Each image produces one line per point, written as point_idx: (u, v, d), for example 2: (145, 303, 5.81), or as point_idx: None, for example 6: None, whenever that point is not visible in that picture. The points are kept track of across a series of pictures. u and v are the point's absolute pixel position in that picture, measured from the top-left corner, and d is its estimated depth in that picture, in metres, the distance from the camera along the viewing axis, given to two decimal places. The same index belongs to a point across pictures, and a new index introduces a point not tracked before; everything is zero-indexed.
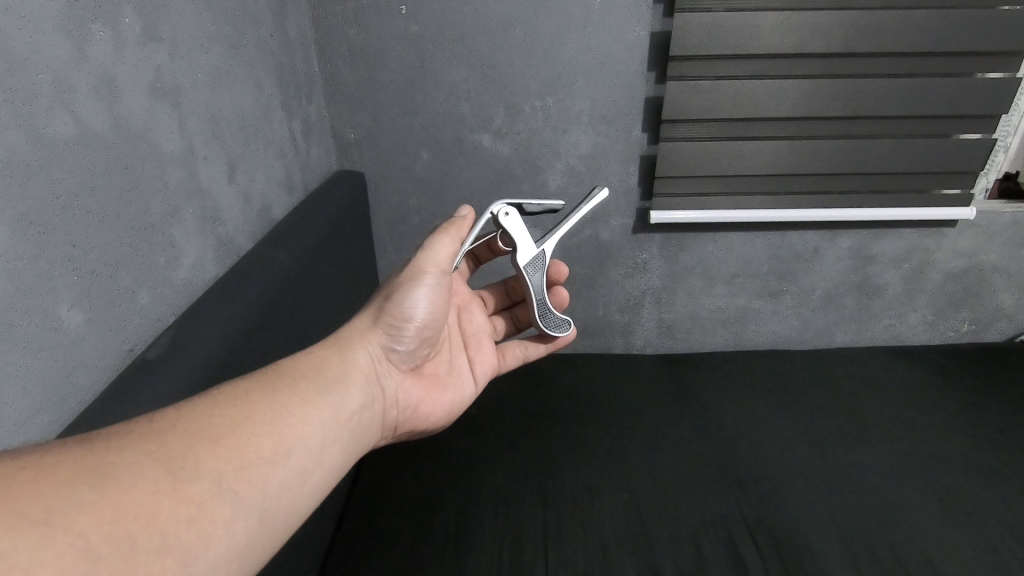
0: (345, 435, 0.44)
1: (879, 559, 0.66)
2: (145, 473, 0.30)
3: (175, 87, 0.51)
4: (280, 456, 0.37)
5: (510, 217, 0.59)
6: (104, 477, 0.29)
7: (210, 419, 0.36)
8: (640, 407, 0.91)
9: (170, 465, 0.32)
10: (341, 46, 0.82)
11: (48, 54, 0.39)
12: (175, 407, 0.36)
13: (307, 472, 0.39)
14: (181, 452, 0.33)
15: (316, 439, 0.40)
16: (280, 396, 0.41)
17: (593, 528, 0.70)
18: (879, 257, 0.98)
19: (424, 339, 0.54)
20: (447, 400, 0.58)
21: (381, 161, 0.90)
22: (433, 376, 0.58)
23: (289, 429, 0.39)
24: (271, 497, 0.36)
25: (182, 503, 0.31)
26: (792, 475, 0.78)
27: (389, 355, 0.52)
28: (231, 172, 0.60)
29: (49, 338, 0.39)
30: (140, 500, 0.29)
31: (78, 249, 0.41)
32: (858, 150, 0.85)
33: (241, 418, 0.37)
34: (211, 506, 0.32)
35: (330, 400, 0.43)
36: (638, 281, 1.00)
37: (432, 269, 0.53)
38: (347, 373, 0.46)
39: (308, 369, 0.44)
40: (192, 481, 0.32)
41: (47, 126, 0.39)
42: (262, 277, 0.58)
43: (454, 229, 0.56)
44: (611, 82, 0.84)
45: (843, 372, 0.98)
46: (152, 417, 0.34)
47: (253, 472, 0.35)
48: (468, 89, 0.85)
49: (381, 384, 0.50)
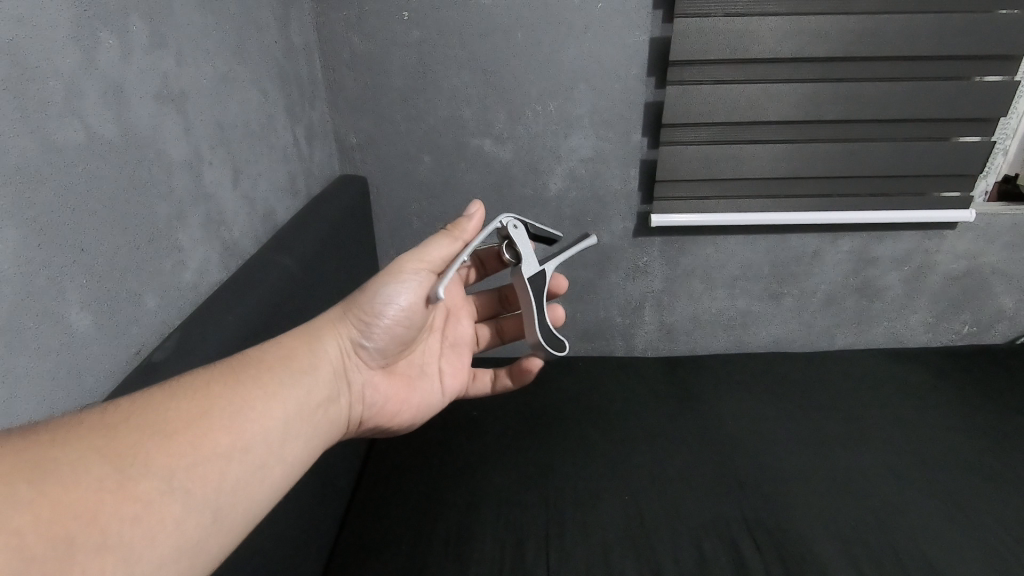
0: (308, 428, 0.44)
1: (872, 556, 0.67)
2: (89, 472, 0.31)
3: (182, 93, 0.52)
4: (236, 451, 0.38)
5: (517, 230, 0.59)
6: (44, 474, 0.30)
7: (166, 410, 0.36)
8: (642, 408, 0.91)
9: (117, 463, 0.32)
10: (346, 55, 0.83)
11: (60, 61, 0.39)
12: (128, 398, 0.36)
13: (263, 470, 0.40)
14: (129, 449, 0.33)
15: (274, 436, 0.41)
16: (241, 389, 0.41)
17: (592, 527, 0.71)
18: (880, 260, 0.98)
19: (398, 339, 0.54)
20: (414, 402, 0.58)
21: (384, 167, 0.91)
22: (405, 377, 0.57)
23: (247, 423, 0.40)
24: (225, 494, 0.37)
25: (126, 502, 0.31)
26: (784, 473, 0.78)
27: (357, 351, 0.52)
28: (236, 177, 0.61)
29: (61, 340, 0.40)
30: (80, 498, 0.30)
31: (90, 254, 0.42)
32: (849, 154, 0.86)
33: (199, 412, 0.38)
34: (158, 506, 0.33)
35: (294, 393, 0.44)
36: (635, 284, 1.01)
37: (416, 266, 0.53)
38: (314, 365, 0.47)
39: (274, 362, 0.45)
40: (139, 480, 0.32)
41: (58, 132, 0.39)
42: (266, 280, 0.59)
43: (456, 233, 0.57)
44: (610, 87, 0.84)
45: (844, 376, 0.98)
46: (106, 409, 0.35)
47: (208, 470, 0.36)
48: (471, 95, 0.85)
49: (349, 376, 0.51)
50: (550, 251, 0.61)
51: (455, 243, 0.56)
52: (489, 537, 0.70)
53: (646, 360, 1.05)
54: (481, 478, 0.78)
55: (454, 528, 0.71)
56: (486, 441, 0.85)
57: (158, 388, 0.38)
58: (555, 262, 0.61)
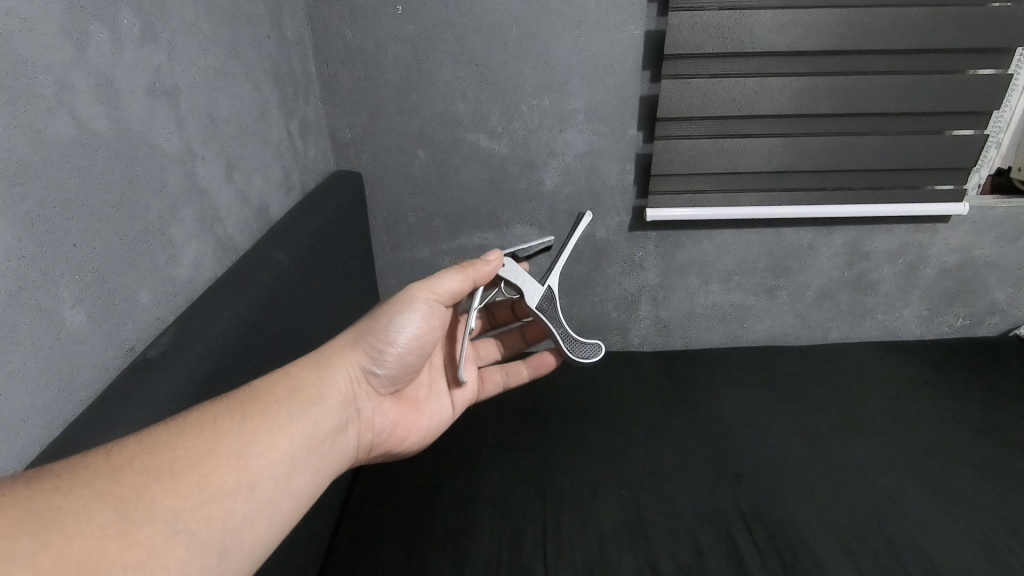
0: (315, 459, 0.45)
1: (866, 547, 0.67)
2: (91, 519, 0.31)
3: (174, 87, 0.52)
4: (243, 488, 0.38)
5: (507, 268, 0.62)
6: (47, 524, 0.30)
7: (171, 448, 0.36)
8: (637, 402, 0.91)
9: (120, 507, 0.32)
10: (339, 50, 0.82)
11: (50, 55, 0.39)
12: (135, 436, 0.36)
13: (270, 505, 0.40)
14: (134, 492, 0.33)
15: (280, 472, 0.41)
16: (249, 423, 0.41)
17: (588, 521, 0.71)
18: (873, 253, 0.98)
19: (404, 366, 0.56)
20: (422, 424, 0.61)
21: (378, 162, 0.91)
22: (412, 401, 0.60)
23: (254, 460, 0.40)
24: (230, 533, 0.37)
25: (130, 549, 0.31)
26: (779, 465, 0.79)
27: (369, 375, 0.53)
28: (229, 172, 0.61)
29: (54, 338, 0.39)
30: (82, 548, 0.30)
31: (82, 250, 0.41)
32: (842, 148, 0.86)
33: (206, 449, 0.38)
34: (162, 549, 0.33)
35: (303, 425, 0.44)
36: (630, 278, 1.01)
37: (426, 294, 0.55)
38: (322, 395, 0.48)
39: (282, 394, 0.45)
40: (142, 524, 0.32)
41: (48, 127, 0.39)
42: (261, 277, 0.58)
43: (471, 270, 0.58)
44: (605, 81, 0.84)
45: (833, 371, 0.99)
46: (112, 448, 0.35)
47: (215, 508, 0.36)
48: (465, 90, 0.85)
49: (359, 404, 0.52)
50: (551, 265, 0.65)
51: (467, 278, 0.58)
52: (486, 532, 0.70)
53: (641, 354, 1.05)
54: (478, 474, 0.78)
55: (450, 524, 0.71)
56: (483, 436, 0.85)
57: (165, 424, 0.38)
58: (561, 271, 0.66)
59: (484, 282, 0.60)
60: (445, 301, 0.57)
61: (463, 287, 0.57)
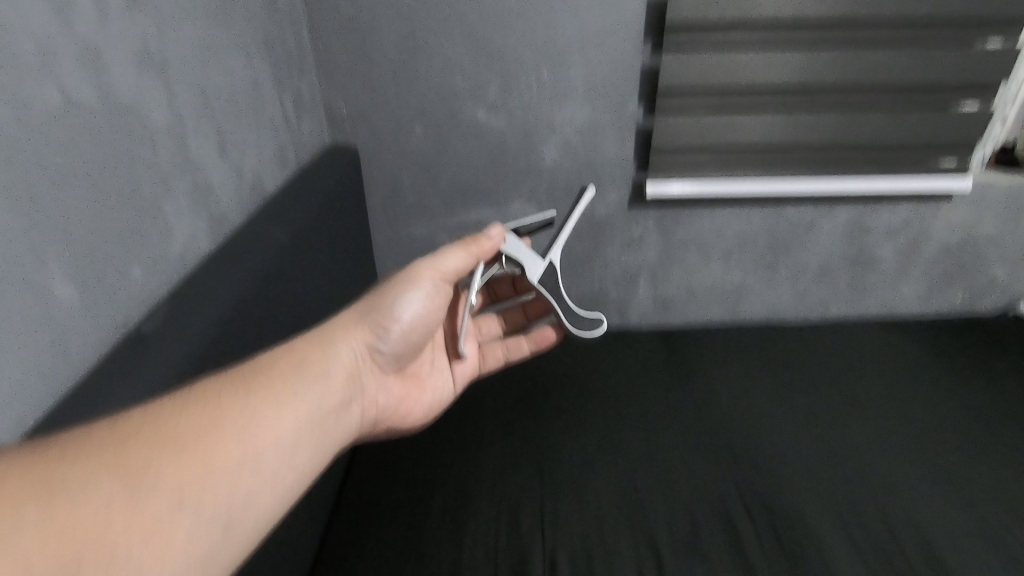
0: (319, 435, 0.45)
1: (859, 524, 0.68)
2: (97, 490, 0.31)
3: (164, 58, 0.51)
4: (248, 461, 0.38)
5: (510, 243, 0.62)
6: (51, 492, 0.30)
7: (176, 423, 0.36)
8: (635, 381, 0.92)
9: (125, 480, 0.32)
10: (334, 22, 0.81)
11: (33, 22, 0.38)
12: (140, 409, 0.36)
13: (275, 479, 0.40)
14: (138, 465, 0.33)
15: (286, 447, 0.41)
16: (254, 398, 0.41)
17: (586, 498, 0.72)
18: (874, 231, 0.98)
19: (409, 342, 0.56)
20: (425, 401, 0.61)
21: (376, 138, 0.89)
22: (415, 377, 0.60)
23: (259, 435, 0.40)
24: (236, 506, 0.37)
25: (135, 521, 0.31)
26: (776, 443, 0.80)
27: (374, 351, 0.53)
28: (223, 146, 0.60)
29: (45, 312, 0.39)
30: (88, 518, 0.30)
31: (72, 223, 0.41)
32: (844, 123, 0.85)
33: (212, 423, 0.37)
34: (166, 522, 0.33)
35: (308, 400, 0.44)
36: (630, 256, 1.00)
37: (431, 272, 0.55)
38: (328, 371, 0.47)
39: (288, 369, 0.45)
40: (148, 497, 0.32)
41: (34, 98, 0.38)
42: (257, 254, 0.57)
43: (474, 246, 0.59)
44: (604, 54, 0.82)
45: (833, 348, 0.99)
46: (116, 421, 0.35)
47: (221, 482, 0.36)
48: (462, 63, 0.84)
49: (364, 380, 0.52)
50: (553, 240, 0.65)
51: (470, 256, 0.58)
52: (487, 509, 0.70)
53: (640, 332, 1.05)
54: (479, 451, 0.79)
55: (451, 501, 0.72)
56: (483, 415, 0.85)
57: (170, 398, 0.37)
58: (562, 244, 0.66)
59: (486, 258, 0.60)
60: (449, 279, 0.57)
61: (464, 263, 0.58)
